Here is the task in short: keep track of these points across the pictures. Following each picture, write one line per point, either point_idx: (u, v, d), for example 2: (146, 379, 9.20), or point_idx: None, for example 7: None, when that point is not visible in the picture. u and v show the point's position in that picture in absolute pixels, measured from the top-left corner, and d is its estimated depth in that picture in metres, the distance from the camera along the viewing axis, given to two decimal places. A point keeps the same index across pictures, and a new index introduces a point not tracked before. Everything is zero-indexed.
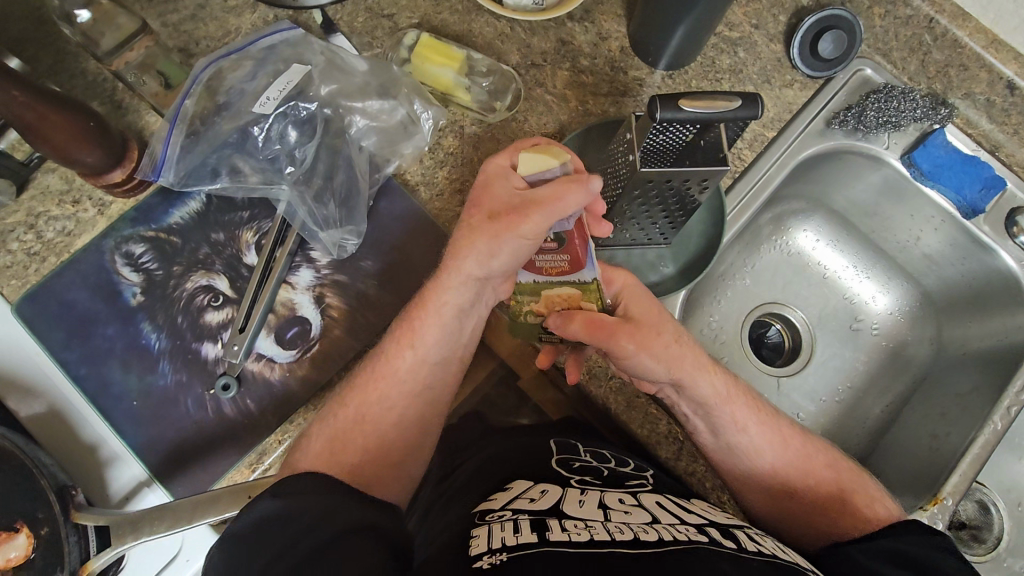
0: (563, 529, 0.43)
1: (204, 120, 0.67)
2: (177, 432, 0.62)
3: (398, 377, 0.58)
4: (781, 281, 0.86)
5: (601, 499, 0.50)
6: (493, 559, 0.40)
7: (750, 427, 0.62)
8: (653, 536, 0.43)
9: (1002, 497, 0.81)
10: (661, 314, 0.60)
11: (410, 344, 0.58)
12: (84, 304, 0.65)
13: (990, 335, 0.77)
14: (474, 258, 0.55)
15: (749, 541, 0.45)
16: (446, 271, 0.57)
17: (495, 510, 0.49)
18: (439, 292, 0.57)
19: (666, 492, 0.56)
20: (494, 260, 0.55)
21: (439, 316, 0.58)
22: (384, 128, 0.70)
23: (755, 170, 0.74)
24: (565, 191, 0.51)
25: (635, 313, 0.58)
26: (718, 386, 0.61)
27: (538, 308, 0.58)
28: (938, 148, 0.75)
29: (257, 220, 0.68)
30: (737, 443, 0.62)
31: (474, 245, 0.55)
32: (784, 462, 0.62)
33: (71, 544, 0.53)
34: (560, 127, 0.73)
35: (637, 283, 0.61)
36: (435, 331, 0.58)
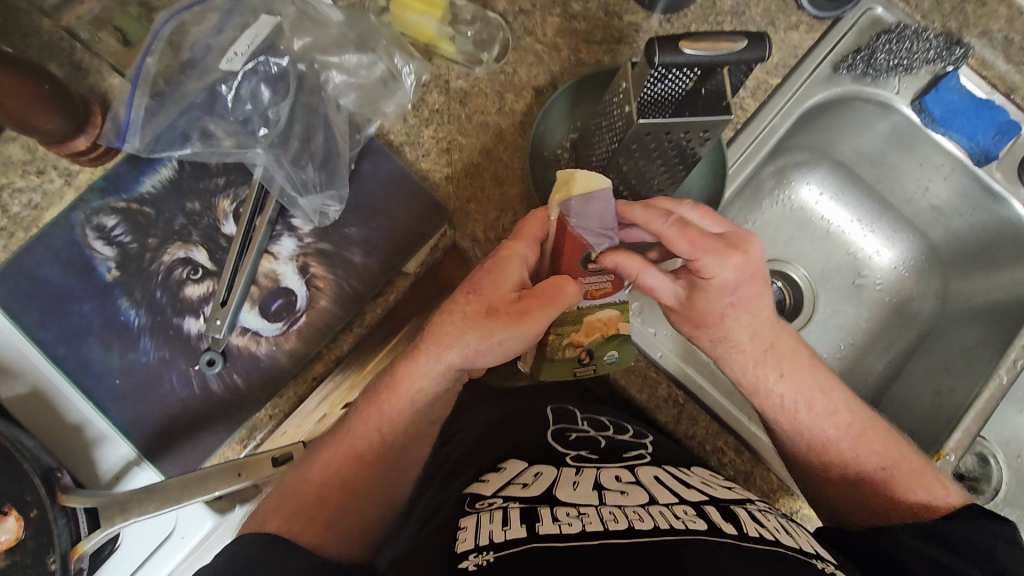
0: (554, 520, 0.42)
1: (169, 79, 0.62)
2: (164, 411, 0.61)
3: (360, 450, 0.55)
4: (784, 237, 0.84)
5: (597, 479, 0.49)
6: (479, 558, 0.39)
7: (798, 398, 0.59)
8: (649, 525, 0.41)
9: (1002, 450, 0.81)
10: (739, 301, 0.56)
11: (381, 429, 0.55)
12: (57, 280, 0.62)
13: (997, 288, 0.75)
14: (455, 352, 0.52)
15: (751, 524, 0.43)
16: (423, 358, 0.53)
17: (487, 496, 0.48)
18: (416, 384, 0.54)
19: (664, 463, 0.55)
20: (481, 358, 0.52)
21: (413, 413, 0.56)
22: (363, 85, 0.66)
23: (759, 121, 0.70)
24: (563, 289, 0.50)
25: (700, 306, 0.57)
26: (786, 378, 0.59)
27: (580, 337, 0.54)
28: (950, 92, 0.70)
29: (233, 187, 0.64)
30: (777, 413, 0.60)
31: (462, 341, 0.51)
32: (831, 433, 0.59)
33: (60, 527, 0.51)
34: (552, 79, 0.69)
35: (728, 280, 0.54)
36: (404, 418, 0.55)
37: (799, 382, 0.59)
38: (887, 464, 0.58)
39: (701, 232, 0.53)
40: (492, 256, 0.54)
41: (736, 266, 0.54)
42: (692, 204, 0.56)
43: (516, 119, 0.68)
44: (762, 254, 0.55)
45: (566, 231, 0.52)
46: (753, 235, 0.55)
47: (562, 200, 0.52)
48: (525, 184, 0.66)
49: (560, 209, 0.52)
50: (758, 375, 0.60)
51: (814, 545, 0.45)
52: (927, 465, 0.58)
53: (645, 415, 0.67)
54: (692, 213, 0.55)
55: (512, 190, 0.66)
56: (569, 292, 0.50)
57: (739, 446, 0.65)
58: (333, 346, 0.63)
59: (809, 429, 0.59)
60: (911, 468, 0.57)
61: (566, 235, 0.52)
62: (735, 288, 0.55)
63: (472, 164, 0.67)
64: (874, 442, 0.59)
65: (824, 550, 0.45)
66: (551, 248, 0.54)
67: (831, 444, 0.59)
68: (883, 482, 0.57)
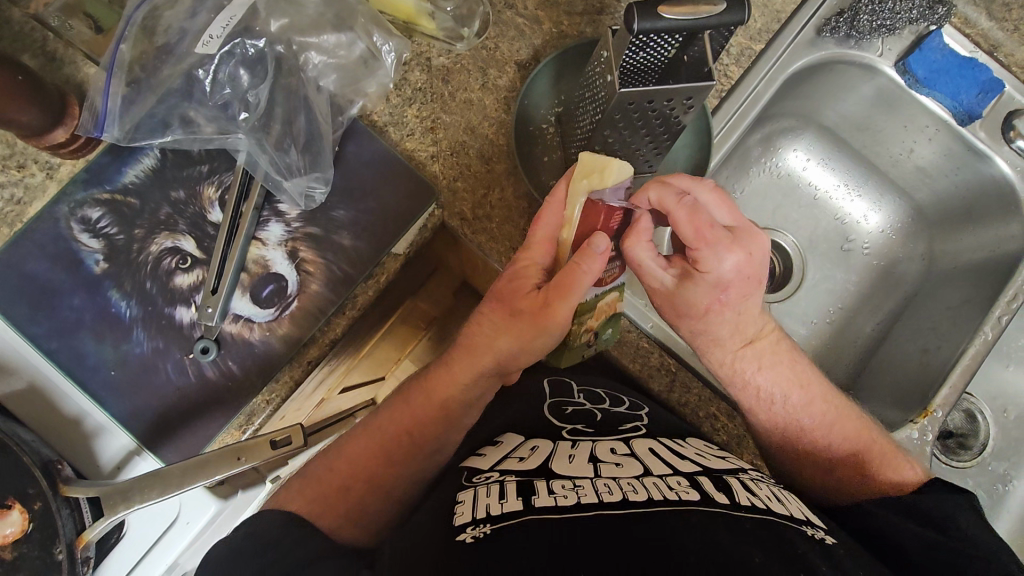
0: (550, 493, 0.43)
1: (144, 66, 0.61)
2: (161, 400, 0.61)
3: (370, 439, 0.56)
4: (771, 205, 0.84)
5: (593, 453, 0.51)
6: (476, 531, 0.40)
7: (776, 389, 0.60)
8: (642, 497, 0.42)
9: (988, 405, 0.83)
10: (744, 294, 0.56)
11: (410, 433, 0.56)
12: (44, 275, 0.61)
13: (980, 246, 0.75)
14: (492, 357, 0.55)
15: (744, 495, 0.44)
16: (460, 363, 0.57)
17: (483, 471, 0.49)
18: (452, 388, 0.57)
19: (659, 435, 0.56)
20: (517, 358, 0.55)
21: (444, 413, 0.57)
22: (343, 65, 0.65)
23: (744, 87, 0.70)
24: (584, 274, 0.51)
25: (703, 302, 0.56)
26: (784, 375, 0.60)
27: (593, 323, 0.59)
28: (934, 52, 0.70)
29: (217, 174, 0.64)
30: (753, 403, 0.61)
31: (497, 344, 0.55)
32: (809, 422, 0.60)
33: (64, 517, 0.52)
34: (534, 53, 0.68)
35: (743, 268, 0.54)
36: (436, 421, 0.57)
37: (782, 375, 0.60)
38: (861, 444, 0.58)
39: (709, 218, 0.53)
40: (512, 261, 0.56)
41: (739, 262, 0.54)
42: (710, 186, 0.56)
43: (499, 96, 0.67)
44: (763, 252, 0.55)
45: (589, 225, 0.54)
46: (760, 232, 0.56)
47: (592, 187, 0.52)
48: (512, 160, 0.66)
49: (586, 199, 0.52)
50: (738, 368, 0.60)
51: (804, 513, 0.46)
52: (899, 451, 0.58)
53: (637, 382, 0.68)
54: (707, 194, 0.56)
55: (499, 167, 0.66)
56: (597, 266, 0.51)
57: (730, 412, 0.67)
58: (326, 330, 0.63)
59: (784, 416, 0.60)
60: (884, 450, 0.58)
61: (597, 216, 0.53)
62: (734, 285, 0.55)
63: (457, 143, 0.66)
64: (846, 430, 0.59)
65: (814, 516, 0.46)
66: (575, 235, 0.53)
67: (805, 431, 0.60)
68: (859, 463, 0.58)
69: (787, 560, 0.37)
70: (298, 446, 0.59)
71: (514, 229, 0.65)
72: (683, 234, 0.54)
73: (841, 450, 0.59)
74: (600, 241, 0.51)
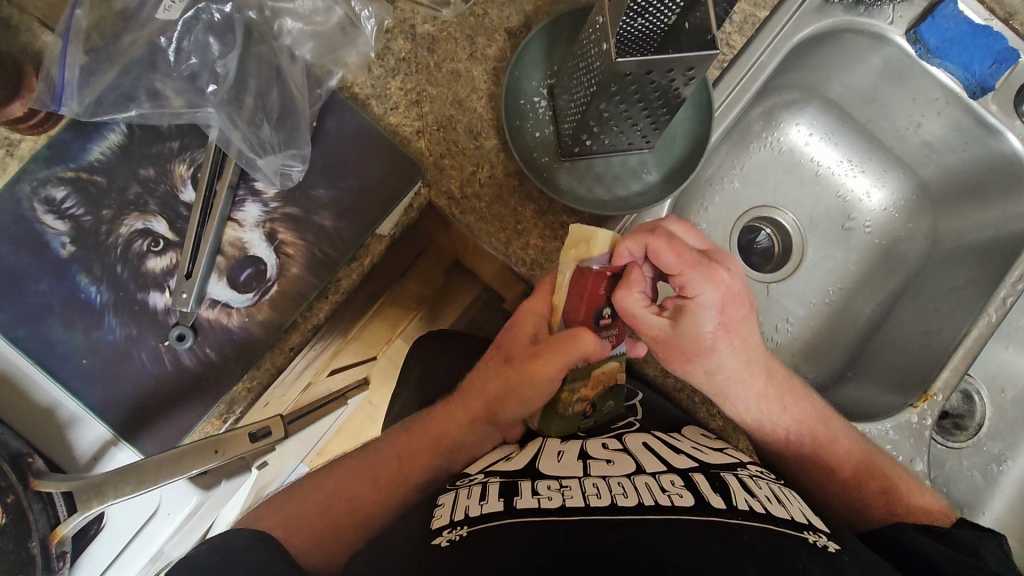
0: (533, 495, 0.42)
1: (103, 33, 0.56)
2: (136, 388, 0.58)
3: (372, 460, 0.56)
4: (773, 181, 0.81)
5: (584, 450, 0.49)
6: (452, 534, 0.39)
7: (796, 430, 0.60)
8: (633, 501, 0.40)
9: (986, 386, 0.82)
10: (733, 321, 0.55)
11: (400, 454, 0.56)
12: (8, 259, 0.58)
13: (986, 225, 0.73)
14: (483, 398, 0.56)
15: (741, 497, 0.42)
16: (454, 408, 0.58)
17: (470, 475, 0.49)
18: (444, 427, 0.57)
19: (654, 429, 0.55)
20: (503, 408, 0.55)
21: (434, 442, 0.56)
22: (320, 32, 0.61)
23: (748, 56, 0.66)
24: (574, 342, 0.50)
25: (700, 338, 0.54)
26: (791, 407, 0.60)
27: (586, 391, 0.54)
28: (948, 20, 0.66)
29: (189, 150, 0.60)
30: (768, 433, 0.61)
31: (484, 388, 0.57)
32: (834, 459, 0.59)
33: (36, 513, 0.50)
34: (525, 20, 0.64)
35: (727, 290, 0.53)
36: (427, 455, 0.56)
37: (800, 415, 0.60)
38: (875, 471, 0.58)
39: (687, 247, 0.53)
40: (514, 316, 0.58)
41: (722, 283, 0.53)
42: (675, 219, 0.55)
43: (488, 66, 0.63)
44: (745, 277, 0.55)
45: (581, 288, 0.52)
46: (729, 252, 0.56)
47: (581, 257, 0.52)
48: (501, 136, 0.63)
49: (574, 268, 0.52)
50: (759, 411, 0.60)
51: (806, 515, 0.44)
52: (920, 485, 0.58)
53: (635, 368, 0.66)
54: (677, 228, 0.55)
55: (488, 143, 0.63)
56: (588, 343, 0.50)
57: None
58: (309, 315, 0.61)
59: (804, 457, 0.60)
60: (905, 483, 0.58)
61: (586, 284, 0.52)
62: (722, 309, 0.54)
63: (443, 117, 0.63)
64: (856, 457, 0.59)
65: (815, 518, 0.45)
66: (564, 304, 0.54)
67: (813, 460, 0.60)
68: (871, 485, 0.57)
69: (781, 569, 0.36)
70: (279, 437, 0.58)
71: (504, 209, 0.62)
72: (667, 264, 0.52)
73: (866, 487, 0.57)
74: (586, 342, 0.50)
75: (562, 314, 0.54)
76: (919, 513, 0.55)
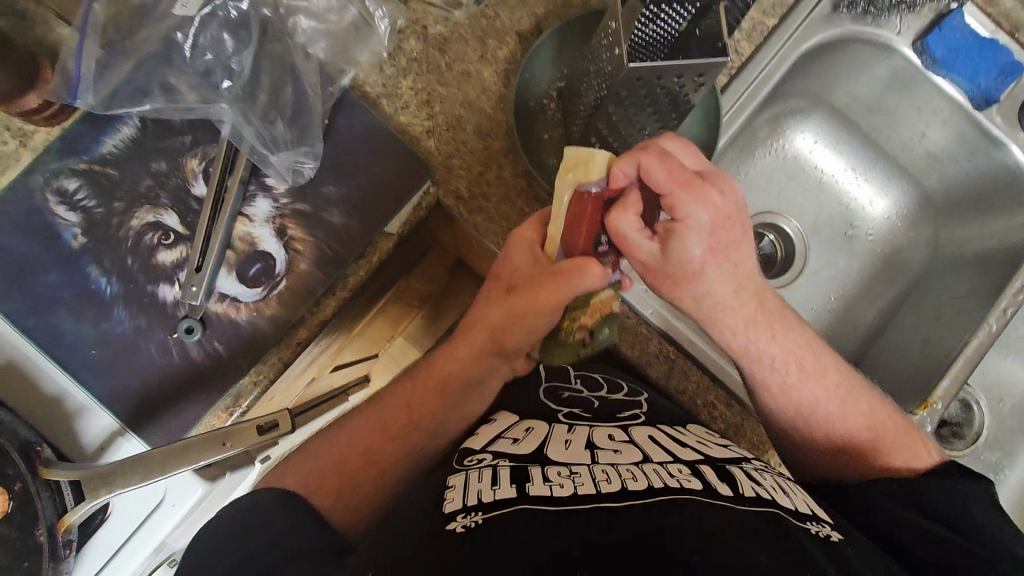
0: (545, 481, 0.42)
1: (119, 28, 0.57)
2: (143, 379, 0.59)
3: (373, 417, 0.56)
4: (777, 187, 0.82)
5: (590, 440, 0.50)
6: (467, 520, 0.39)
7: (785, 361, 0.55)
8: (642, 486, 0.41)
9: (984, 395, 0.83)
10: (725, 246, 0.51)
11: (409, 402, 0.56)
12: (20, 250, 0.59)
13: (988, 235, 0.74)
14: (486, 332, 0.56)
15: (747, 485, 0.43)
16: (460, 344, 0.57)
17: (475, 453, 0.49)
18: (452, 365, 0.57)
19: (659, 423, 0.55)
20: (508, 337, 0.55)
21: (440, 386, 0.57)
22: (333, 31, 0.61)
23: (756, 64, 0.67)
24: (575, 271, 0.50)
25: (690, 264, 0.51)
26: (787, 339, 0.55)
27: (587, 320, 0.54)
28: (955, 31, 0.67)
29: (201, 145, 0.61)
30: (768, 377, 0.56)
31: (488, 319, 0.55)
32: (833, 413, 0.56)
33: (43, 501, 0.50)
34: (536, 23, 0.64)
35: (721, 212, 0.49)
36: (438, 402, 0.56)
37: (791, 344, 0.55)
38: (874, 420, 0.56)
39: (681, 166, 0.48)
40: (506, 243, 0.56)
41: (714, 204, 0.49)
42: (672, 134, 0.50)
43: (498, 68, 0.64)
44: (740, 198, 0.51)
45: (580, 213, 0.50)
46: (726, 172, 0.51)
47: (579, 181, 0.50)
48: (511, 137, 0.63)
49: (572, 192, 0.50)
50: (747, 340, 0.55)
51: (810, 506, 0.45)
52: (913, 428, 0.57)
53: (638, 370, 0.67)
54: (671, 144, 0.50)
55: (497, 144, 0.63)
56: (594, 273, 0.49)
57: (728, 400, 0.65)
58: (316, 311, 0.62)
59: (797, 397, 0.56)
60: (897, 427, 0.56)
61: (585, 212, 0.50)
62: (713, 232, 0.50)
63: (453, 118, 0.63)
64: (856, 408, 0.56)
65: (819, 509, 0.46)
66: (561, 234, 0.52)
67: (813, 412, 0.56)
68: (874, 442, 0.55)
69: (788, 555, 0.37)
70: (285, 431, 0.58)
71: (512, 210, 0.63)
72: (658, 184, 0.48)
73: (857, 428, 0.55)
74: (595, 275, 0.49)
75: (560, 243, 0.52)
76: (907, 462, 0.53)
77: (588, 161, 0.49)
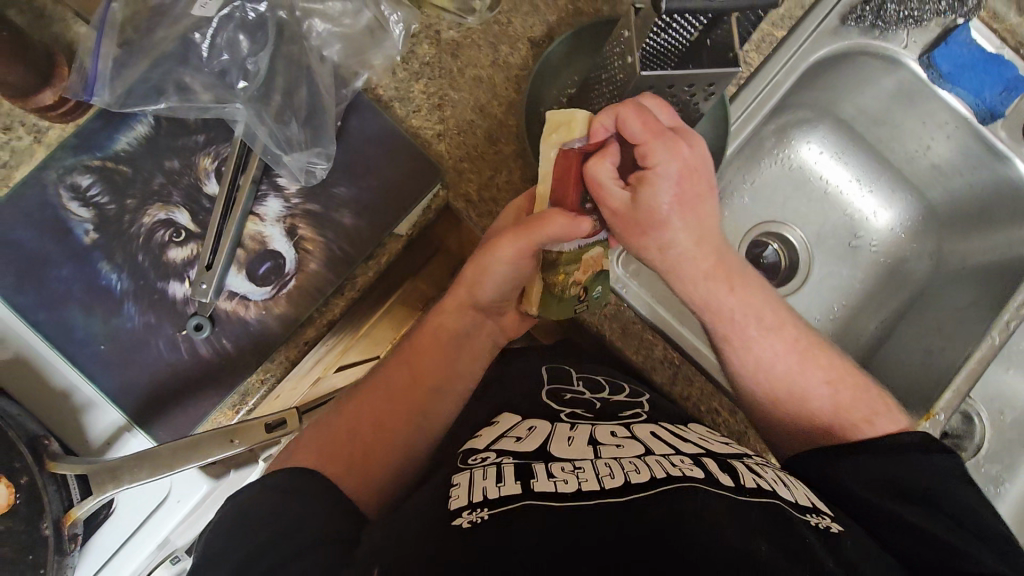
0: (549, 477, 0.42)
1: (136, 27, 0.58)
2: (151, 375, 0.59)
3: (366, 402, 0.56)
4: (781, 198, 0.83)
5: (592, 435, 0.50)
6: (473, 516, 0.39)
7: (744, 313, 0.57)
8: (645, 477, 0.41)
9: (986, 407, 0.83)
10: (690, 199, 0.52)
11: (407, 363, 0.59)
12: (32, 244, 0.59)
13: (991, 249, 0.74)
14: (467, 285, 0.59)
15: (747, 476, 0.44)
16: (447, 302, 0.61)
17: (479, 452, 0.49)
18: (440, 321, 0.61)
19: (660, 420, 0.55)
20: (483, 287, 0.58)
21: (435, 346, 0.60)
22: (348, 35, 0.62)
23: (764, 75, 0.67)
24: (544, 225, 0.52)
25: (656, 214, 0.51)
26: (746, 296, 0.57)
27: (579, 275, 0.57)
28: (961, 46, 0.68)
29: (214, 144, 0.62)
30: (725, 329, 0.57)
31: (466, 273, 0.59)
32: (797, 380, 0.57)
33: (51, 493, 0.51)
34: (548, 30, 0.65)
35: (688, 163, 0.50)
36: (435, 359, 0.59)
37: (747, 298, 0.57)
38: (833, 385, 0.57)
39: (656, 119, 0.49)
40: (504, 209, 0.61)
41: (682, 155, 0.49)
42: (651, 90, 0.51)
43: (509, 74, 0.65)
44: (707, 153, 0.52)
45: (567, 172, 0.52)
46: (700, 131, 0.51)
47: (564, 140, 0.52)
48: (520, 142, 0.64)
49: (557, 151, 0.52)
50: (705, 292, 0.56)
51: (810, 500, 0.46)
52: (872, 385, 0.58)
53: (642, 374, 0.68)
54: (650, 99, 0.50)
55: (506, 149, 0.64)
56: (554, 225, 0.51)
57: (733, 408, 0.66)
58: (324, 311, 0.62)
59: (755, 351, 0.58)
60: (855, 390, 0.57)
61: (570, 170, 0.52)
62: (680, 183, 0.50)
63: (464, 122, 0.64)
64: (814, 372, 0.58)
65: (820, 501, 0.47)
66: (550, 194, 0.54)
67: (772, 376, 0.58)
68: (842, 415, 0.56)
69: (788, 547, 0.38)
70: (293, 430, 0.58)
71: None
72: (632, 135, 0.48)
73: (818, 391, 0.57)
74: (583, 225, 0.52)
75: (549, 200, 0.55)
76: (865, 419, 0.55)
77: (574, 121, 0.51)
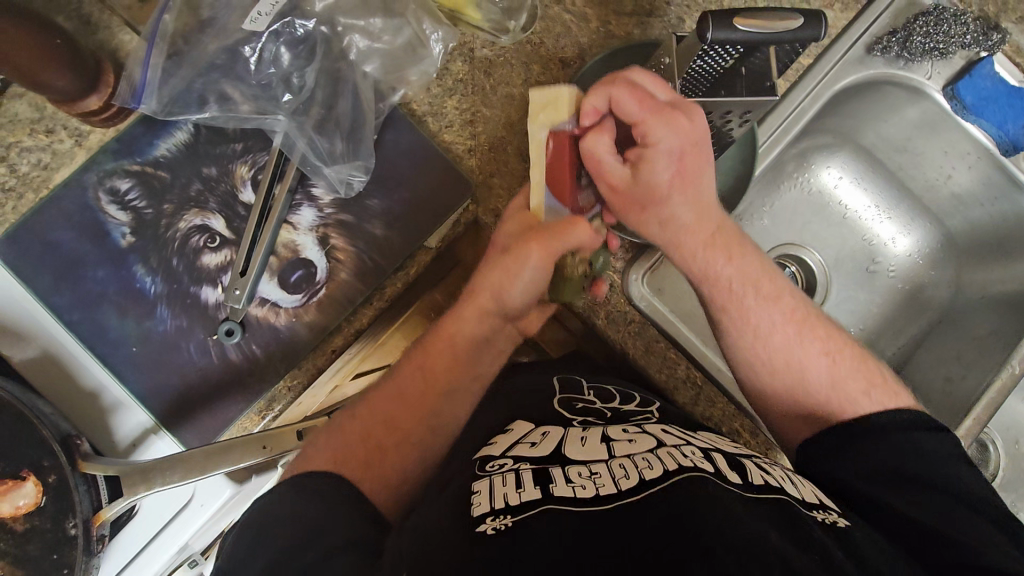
0: (567, 482, 0.43)
1: (187, 38, 0.59)
2: (182, 378, 0.60)
3: (384, 395, 0.54)
4: (802, 221, 0.84)
5: (604, 433, 0.51)
6: (497, 522, 0.40)
7: (742, 284, 0.56)
8: (659, 473, 0.42)
9: (1001, 436, 0.83)
10: (691, 175, 0.52)
11: (422, 365, 0.55)
12: (70, 246, 0.60)
13: (1012, 277, 0.75)
14: (489, 292, 0.55)
15: (757, 473, 0.45)
16: (463, 303, 0.56)
17: (494, 459, 0.49)
18: (455, 326, 0.56)
19: (671, 423, 0.56)
20: (510, 292, 0.55)
21: (447, 352, 0.55)
22: (388, 51, 0.63)
23: (790, 102, 0.69)
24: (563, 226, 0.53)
25: (654, 187, 0.52)
26: (746, 266, 0.57)
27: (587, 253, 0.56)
28: (984, 79, 0.69)
29: (251, 153, 0.63)
30: (726, 300, 0.56)
31: (490, 276, 0.55)
32: (807, 364, 0.55)
33: (81, 492, 0.51)
34: (580, 51, 0.66)
35: (687, 138, 0.50)
36: (453, 372, 0.55)
37: (746, 269, 0.56)
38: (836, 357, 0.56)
39: (650, 95, 0.50)
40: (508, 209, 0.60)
41: (682, 130, 0.50)
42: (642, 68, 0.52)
43: None
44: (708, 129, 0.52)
45: (559, 152, 0.54)
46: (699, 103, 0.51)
47: (552, 121, 0.53)
48: None
49: (547, 132, 0.53)
50: (705, 262, 0.56)
51: (818, 496, 0.46)
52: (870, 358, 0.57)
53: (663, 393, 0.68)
54: (642, 75, 0.51)
55: None
56: (579, 229, 0.53)
57: (754, 429, 0.66)
58: (353, 320, 0.63)
59: (755, 320, 0.56)
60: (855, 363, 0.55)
61: (564, 148, 0.53)
62: (680, 158, 0.51)
63: (496, 138, 0.65)
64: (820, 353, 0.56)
65: (826, 497, 0.47)
66: (545, 175, 0.54)
67: (781, 355, 0.56)
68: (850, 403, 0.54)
69: (799, 539, 0.38)
70: None
71: None
72: (627, 112, 0.50)
73: (827, 372, 0.55)
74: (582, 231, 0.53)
75: (545, 185, 0.55)
76: (864, 393, 0.53)
77: (560, 102, 0.52)
